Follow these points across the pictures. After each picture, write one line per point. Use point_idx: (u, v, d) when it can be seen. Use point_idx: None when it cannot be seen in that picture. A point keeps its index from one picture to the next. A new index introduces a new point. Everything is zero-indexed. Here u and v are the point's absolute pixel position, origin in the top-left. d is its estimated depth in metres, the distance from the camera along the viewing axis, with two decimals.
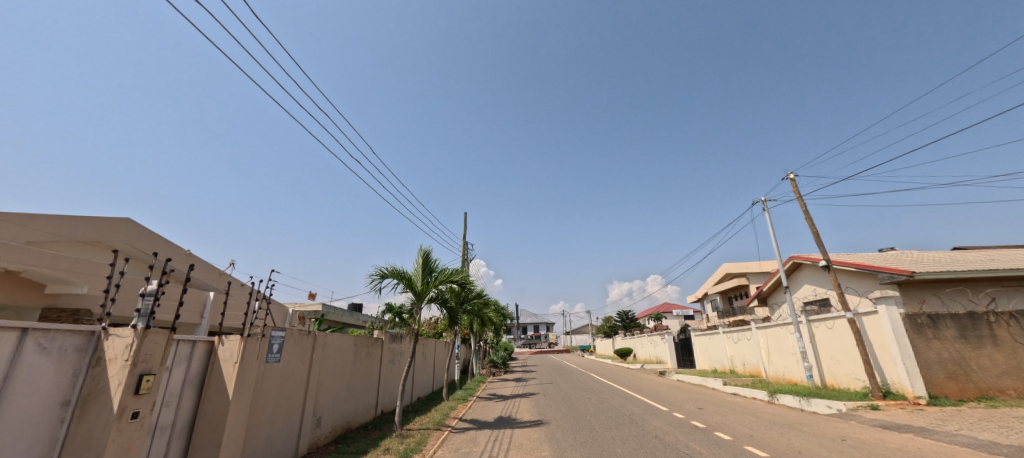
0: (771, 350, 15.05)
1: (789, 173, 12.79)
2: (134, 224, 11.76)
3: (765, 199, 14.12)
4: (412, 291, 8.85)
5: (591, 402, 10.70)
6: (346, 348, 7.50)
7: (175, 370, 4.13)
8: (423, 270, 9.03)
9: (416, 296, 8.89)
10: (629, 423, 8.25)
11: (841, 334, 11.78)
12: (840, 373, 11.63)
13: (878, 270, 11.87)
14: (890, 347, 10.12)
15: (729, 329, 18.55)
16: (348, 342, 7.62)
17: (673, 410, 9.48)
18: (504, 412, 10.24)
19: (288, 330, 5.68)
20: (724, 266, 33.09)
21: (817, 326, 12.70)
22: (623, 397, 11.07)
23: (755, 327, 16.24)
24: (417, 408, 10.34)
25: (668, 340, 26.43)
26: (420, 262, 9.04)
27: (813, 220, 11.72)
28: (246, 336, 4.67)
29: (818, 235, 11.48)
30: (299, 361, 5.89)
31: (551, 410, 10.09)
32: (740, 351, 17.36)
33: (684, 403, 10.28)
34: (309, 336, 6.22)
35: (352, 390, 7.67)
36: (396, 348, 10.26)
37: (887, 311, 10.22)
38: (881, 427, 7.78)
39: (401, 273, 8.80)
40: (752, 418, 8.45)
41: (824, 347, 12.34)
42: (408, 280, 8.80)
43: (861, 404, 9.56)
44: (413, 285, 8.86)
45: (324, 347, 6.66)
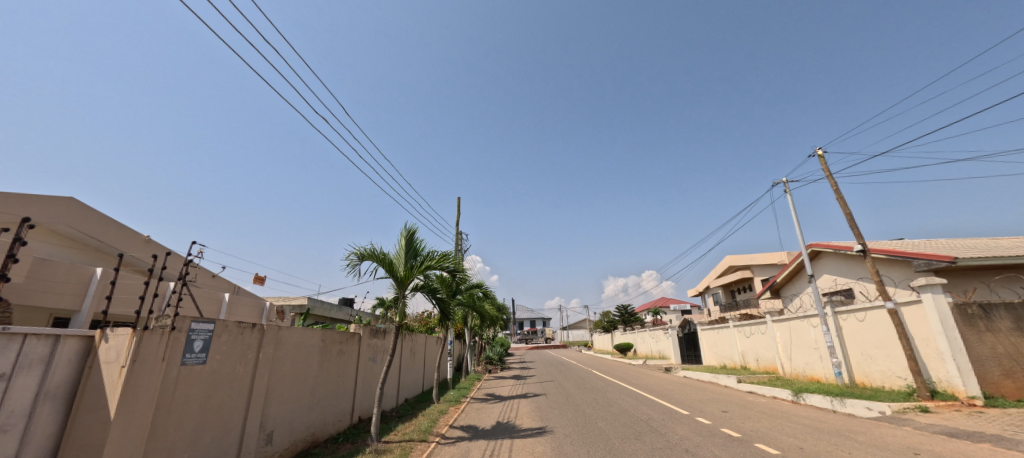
0: (790, 344, 13.91)
1: (817, 148, 11.47)
2: (80, 204, 10.21)
3: (788, 180, 12.80)
4: (394, 277, 7.52)
5: (599, 405, 9.46)
6: (311, 345, 6.18)
7: (21, 379, 2.82)
8: (407, 253, 7.70)
9: (399, 284, 7.55)
10: (648, 432, 7.02)
11: (875, 327, 10.64)
12: (875, 370, 10.50)
13: (914, 256, 10.75)
14: (937, 340, 8.95)
15: (740, 323, 17.38)
16: (313, 338, 6.29)
17: (695, 414, 8.29)
18: (501, 417, 8.95)
19: (221, 322, 4.34)
20: (728, 259, 32.04)
21: (846, 318, 11.52)
22: (634, 400, 9.84)
23: (770, 320, 15.08)
24: (402, 413, 9.06)
25: (672, 335, 25.27)
26: (403, 243, 7.70)
27: (845, 201, 10.49)
28: (143, 329, 3.35)
29: (853, 216, 10.27)
30: (238, 362, 4.56)
31: (556, 415, 8.81)
32: (753, 346, 16.21)
33: (705, 406, 9.07)
34: (254, 330, 4.87)
35: (318, 395, 6.35)
36: (378, 345, 8.96)
37: (933, 299, 9.02)
38: (946, 435, 6.60)
39: (381, 255, 7.46)
40: (793, 425, 7.26)
41: (856, 341, 11.18)
42: (388, 264, 7.46)
43: (908, 406, 8.41)
44: (395, 271, 7.52)
45: (278, 344, 5.31)
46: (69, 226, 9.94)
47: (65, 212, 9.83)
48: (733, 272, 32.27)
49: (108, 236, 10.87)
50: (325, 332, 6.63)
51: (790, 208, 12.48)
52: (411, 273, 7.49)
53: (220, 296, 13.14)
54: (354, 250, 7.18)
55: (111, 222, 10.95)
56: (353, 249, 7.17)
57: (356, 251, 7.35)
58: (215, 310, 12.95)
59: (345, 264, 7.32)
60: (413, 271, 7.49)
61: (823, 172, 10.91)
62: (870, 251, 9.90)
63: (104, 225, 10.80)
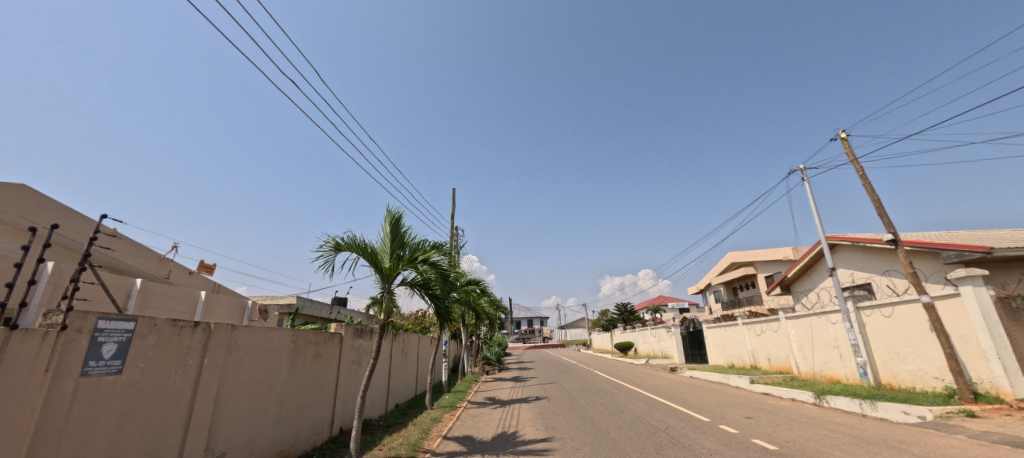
0: (805, 343, 13.13)
1: (841, 131, 10.55)
2: (33, 191, 9.17)
3: (805, 167, 11.93)
4: (379, 271, 6.57)
5: (608, 412, 8.58)
6: (278, 348, 5.27)
7: None
8: (393, 244, 6.78)
9: (385, 278, 6.58)
10: (671, 445, 6.14)
11: (904, 324, 9.86)
12: (905, 369, 9.73)
13: (944, 247, 10.07)
14: (980, 337, 8.15)
15: (749, 321, 16.60)
16: (281, 339, 5.37)
17: (717, 422, 7.48)
18: (500, 426, 8.05)
19: (149, 320, 3.44)
20: (730, 255, 31.23)
21: (870, 314, 10.70)
22: (646, 405, 8.98)
23: (783, 317, 14.27)
24: (390, 423, 8.15)
25: (675, 333, 24.44)
26: (389, 232, 6.78)
27: (873, 187, 9.68)
28: (10, 329, 2.46)
29: (882, 203, 9.48)
30: (174, 370, 3.65)
31: (562, 424, 7.94)
32: (764, 344, 15.44)
33: (727, 412, 8.22)
34: (199, 330, 3.94)
35: (287, 407, 5.42)
36: (364, 346, 8.06)
37: (974, 292, 8.19)
38: (1009, 445, 5.79)
39: (362, 245, 6.53)
40: (833, 435, 6.42)
41: (881, 338, 10.38)
42: (371, 255, 6.53)
43: (952, 410, 7.60)
44: (378, 263, 6.56)
45: (230, 349, 4.36)
46: (18, 216, 8.82)
47: (10, 199, 8.66)
48: (736, 269, 31.46)
49: (68, 227, 9.87)
50: (296, 332, 5.70)
51: (808, 197, 11.66)
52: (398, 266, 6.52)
53: (195, 294, 12.25)
54: (329, 240, 6.25)
55: (71, 212, 9.93)
56: (328, 238, 6.26)
57: (333, 240, 6.43)
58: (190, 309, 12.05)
59: (319, 256, 6.38)
60: (400, 263, 6.55)
61: (847, 156, 10.12)
62: (902, 240, 9.12)
63: (62, 215, 9.75)
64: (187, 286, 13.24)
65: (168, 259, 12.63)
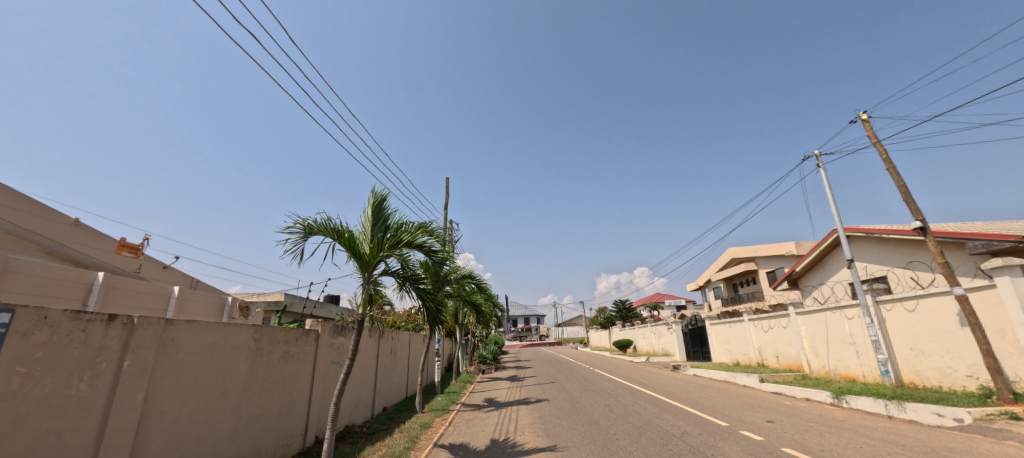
0: (817, 339, 12.47)
1: (862, 112, 9.82)
2: None
3: (820, 153, 11.18)
4: (357, 258, 5.73)
5: (615, 416, 7.84)
6: (234, 347, 4.47)
7: None
8: (374, 228, 5.96)
9: (364, 265, 5.73)
10: (691, 455, 5.40)
11: (929, 318, 9.21)
12: (931, 367, 9.07)
13: (970, 237, 9.43)
14: (1018, 332, 7.48)
15: (756, 317, 15.92)
16: (239, 337, 4.56)
17: (737, 426, 6.77)
18: (497, 433, 7.26)
19: (40, 311, 2.65)
20: (731, 251, 30.61)
21: (891, 307, 10.04)
22: (655, 407, 8.27)
23: (793, 312, 13.62)
24: (374, 430, 7.37)
25: (676, 331, 23.80)
26: (369, 215, 5.97)
27: (898, 171, 9.00)
28: None
29: (908, 188, 8.80)
30: (79, 375, 2.85)
31: (566, 430, 7.17)
32: (772, 341, 14.78)
33: (744, 414, 7.52)
34: (116, 326, 3.13)
35: (245, 416, 4.62)
36: (344, 345, 7.27)
37: (1012, 283, 7.52)
38: None
39: (338, 230, 5.72)
40: (871, 443, 5.75)
41: (903, 334, 9.73)
42: (349, 240, 5.71)
43: (992, 411, 6.94)
44: (356, 249, 5.71)
45: (163, 349, 3.54)
46: None
47: None
48: (736, 264, 30.85)
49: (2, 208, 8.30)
50: (258, 328, 4.90)
51: (823, 184, 10.96)
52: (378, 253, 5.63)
53: (169, 289, 11.45)
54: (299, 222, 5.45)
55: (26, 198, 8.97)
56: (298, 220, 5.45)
57: (304, 223, 5.64)
58: (164, 305, 11.24)
59: (287, 241, 5.57)
60: (381, 248, 5.70)
61: (869, 139, 9.45)
62: (930, 228, 8.45)
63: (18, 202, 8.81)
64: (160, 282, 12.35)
65: (137, 253, 11.73)
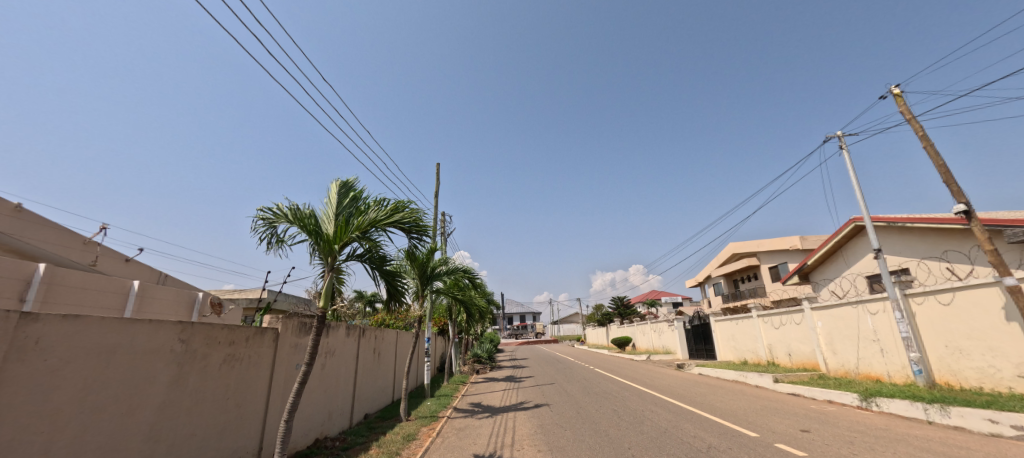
0: (836, 336, 11.62)
1: (894, 86, 8.88)
2: None
3: (843, 134, 10.28)
4: (316, 240, 4.56)
5: (626, 426, 6.87)
6: (150, 350, 3.47)
7: None
8: (340, 208, 4.85)
9: (325, 250, 4.61)
10: None
11: (967, 313, 8.34)
12: (969, 366, 8.26)
13: (1009, 223, 8.60)
14: None
15: (765, 313, 15.08)
16: (157, 337, 3.56)
17: (769, 438, 5.88)
18: (490, 446, 6.29)
19: None
20: (732, 246, 29.77)
21: (923, 301, 9.17)
22: (670, 414, 7.33)
23: (808, 308, 12.77)
24: (351, 444, 6.39)
25: (677, 328, 23.00)
26: (335, 195, 4.85)
27: (936, 150, 8.12)
28: None
29: (948, 167, 7.94)
30: None
31: (571, 442, 6.21)
32: (784, 338, 13.94)
33: (772, 423, 6.63)
34: None
35: (167, 440, 3.61)
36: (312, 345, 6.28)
37: None
38: None
39: (295, 213, 4.61)
40: None
41: (937, 331, 8.88)
42: (308, 224, 4.58)
43: None
44: (314, 230, 4.55)
45: (18, 355, 2.55)
46: None
47: None
48: (737, 260, 30.07)
49: None
50: (189, 326, 3.90)
51: (847, 167, 10.07)
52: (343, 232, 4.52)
53: (130, 283, 10.34)
54: (263, 211, 4.64)
55: None
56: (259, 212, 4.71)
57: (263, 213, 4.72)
58: (123, 301, 10.13)
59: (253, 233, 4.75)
60: (345, 228, 4.55)
61: (903, 114, 8.56)
62: (975, 212, 7.58)
63: None
64: (121, 276, 11.27)
65: (94, 244, 10.64)
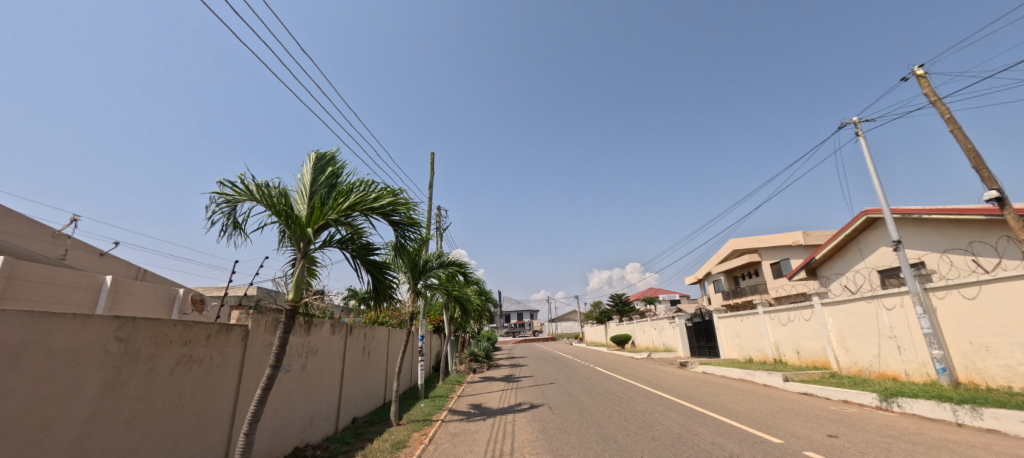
0: (849, 334, 11.13)
1: (917, 66, 8.35)
2: None
3: (859, 120, 9.76)
4: (286, 223, 3.94)
5: (636, 430, 6.32)
6: (73, 350, 2.87)
7: None
8: (316, 186, 4.22)
9: (296, 234, 3.99)
10: None
11: (992, 307, 7.84)
12: (995, 363, 7.76)
13: None
14: None
15: (772, 309, 14.60)
16: (85, 335, 2.96)
17: (795, 445, 5.32)
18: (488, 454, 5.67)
19: None
20: (733, 243, 29.34)
21: (945, 295, 8.67)
22: (682, 417, 6.80)
23: (817, 303, 12.30)
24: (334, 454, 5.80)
25: (679, 325, 22.51)
26: (310, 171, 4.23)
27: (963, 133, 7.62)
28: None
29: (978, 152, 7.42)
30: None
31: (577, 450, 5.63)
32: (792, 335, 13.45)
33: (794, 426, 6.11)
34: None
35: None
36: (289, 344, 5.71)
37: None
38: None
39: (263, 191, 3.98)
40: None
41: (960, 326, 8.39)
42: (277, 204, 3.95)
43: None
44: (284, 211, 3.93)
45: None
46: None
47: None
48: (738, 256, 29.63)
49: None
50: (132, 322, 3.31)
51: (864, 155, 9.53)
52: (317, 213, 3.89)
53: (102, 279, 9.65)
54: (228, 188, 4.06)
55: None
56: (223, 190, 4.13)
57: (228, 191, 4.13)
58: (94, 298, 9.43)
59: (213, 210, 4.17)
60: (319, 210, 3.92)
61: (927, 96, 8.02)
62: (1008, 199, 7.07)
63: None
64: (95, 272, 10.59)
65: (64, 236, 9.95)
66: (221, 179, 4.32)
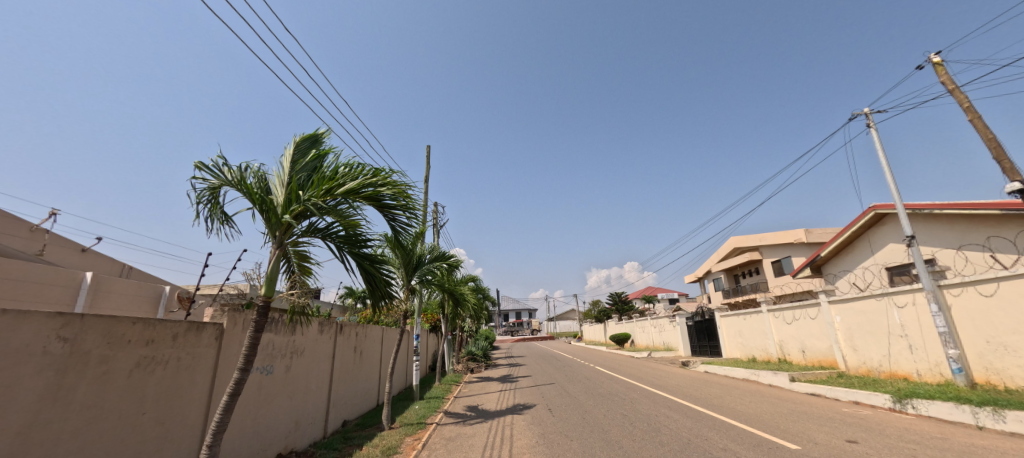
0: (857, 332, 10.80)
1: (934, 53, 8.01)
2: None
3: (871, 110, 9.41)
4: (261, 210, 3.46)
5: (641, 435, 5.97)
6: (5, 350, 2.49)
7: None
8: (298, 169, 3.73)
9: (272, 223, 3.51)
10: None
11: (1011, 305, 7.50)
12: (1014, 363, 7.43)
13: None
14: None
15: (776, 307, 14.28)
16: (22, 334, 2.58)
17: (812, 451, 4.98)
18: None
19: None
20: (734, 241, 29.06)
21: (960, 292, 8.34)
22: (690, 421, 6.45)
23: (824, 301, 11.97)
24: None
25: (679, 324, 22.22)
26: (292, 152, 3.73)
27: (984, 122, 7.28)
28: None
29: (998, 142, 7.09)
30: None
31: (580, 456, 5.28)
32: (797, 334, 13.14)
33: (809, 431, 5.78)
34: None
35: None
36: (272, 343, 5.32)
37: None
38: None
39: (238, 175, 3.50)
40: None
41: (977, 324, 8.05)
42: (252, 190, 3.46)
43: None
44: (259, 197, 3.46)
45: None
46: None
47: None
48: (738, 254, 29.36)
49: None
50: (80, 319, 2.92)
51: (876, 147, 9.18)
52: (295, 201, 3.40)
53: (81, 275, 9.21)
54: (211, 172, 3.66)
55: None
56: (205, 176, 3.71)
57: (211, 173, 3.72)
58: (72, 296, 8.99)
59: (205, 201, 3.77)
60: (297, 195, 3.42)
61: (944, 85, 7.67)
62: None
63: None
64: (75, 268, 10.15)
65: (42, 231, 9.52)
66: (194, 166, 3.76)
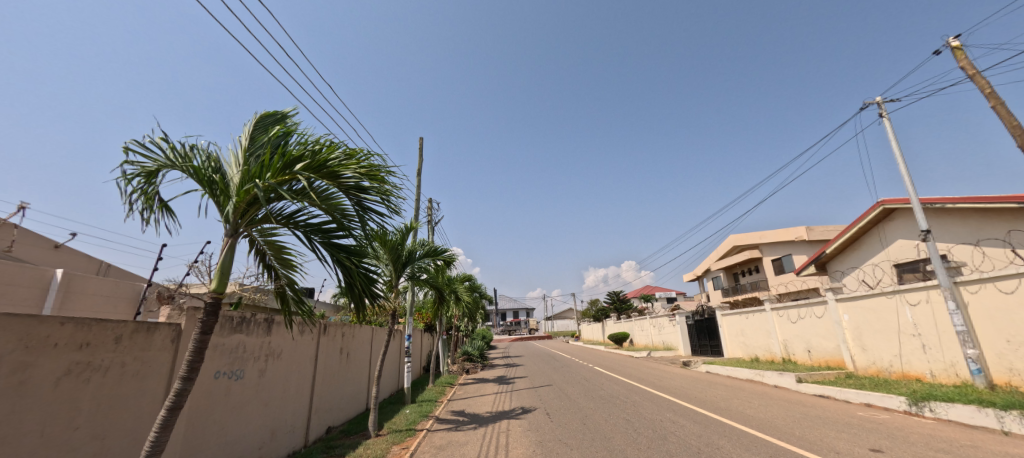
0: (866, 332, 10.40)
1: (953, 37, 7.60)
2: None
3: (884, 99, 8.98)
4: (212, 192, 2.95)
5: (647, 444, 5.51)
6: None
7: None
8: (258, 147, 3.21)
9: (225, 207, 2.99)
10: None
11: None
12: None
13: None
14: None
15: (780, 306, 13.87)
16: None
17: None
18: None
19: None
20: (733, 239, 28.74)
21: (978, 289, 7.94)
22: (699, 427, 6.03)
23: (831, 299, 11.55)
24: None
25: (679, 323, 21.82)
26: (251, 127, 3.21)
27: (1007, 109, 6.88)
28: None
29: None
30: None
31: None
32: (803, 333, 12.74)
33: (829, 438, 5.35)
34: None
35: None
36: (243, 346, 4.83)
37: None
38: None
39: (184, 154, 2.99)
40: None
41: (997, 323, 7.65)
42: (201, 169, 2.95)
43: None
44: (208, 178, 2.94)
45: None
46: None
47: None
48: (737, 253, 29.03)
49: None
50: None
51: (888, 138, 8.76)
52: (247, 182, 2.86)
53: (51, 273, 8.67)
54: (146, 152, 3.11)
55: None
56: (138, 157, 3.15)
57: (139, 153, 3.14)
58: (41, 295, 8.45)
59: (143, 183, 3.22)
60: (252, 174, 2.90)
61: (964, 70, 7.26)
62: None
63: None
64: (47, 266, 9.61)
65: (11, 226, 8.97)
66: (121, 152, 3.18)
